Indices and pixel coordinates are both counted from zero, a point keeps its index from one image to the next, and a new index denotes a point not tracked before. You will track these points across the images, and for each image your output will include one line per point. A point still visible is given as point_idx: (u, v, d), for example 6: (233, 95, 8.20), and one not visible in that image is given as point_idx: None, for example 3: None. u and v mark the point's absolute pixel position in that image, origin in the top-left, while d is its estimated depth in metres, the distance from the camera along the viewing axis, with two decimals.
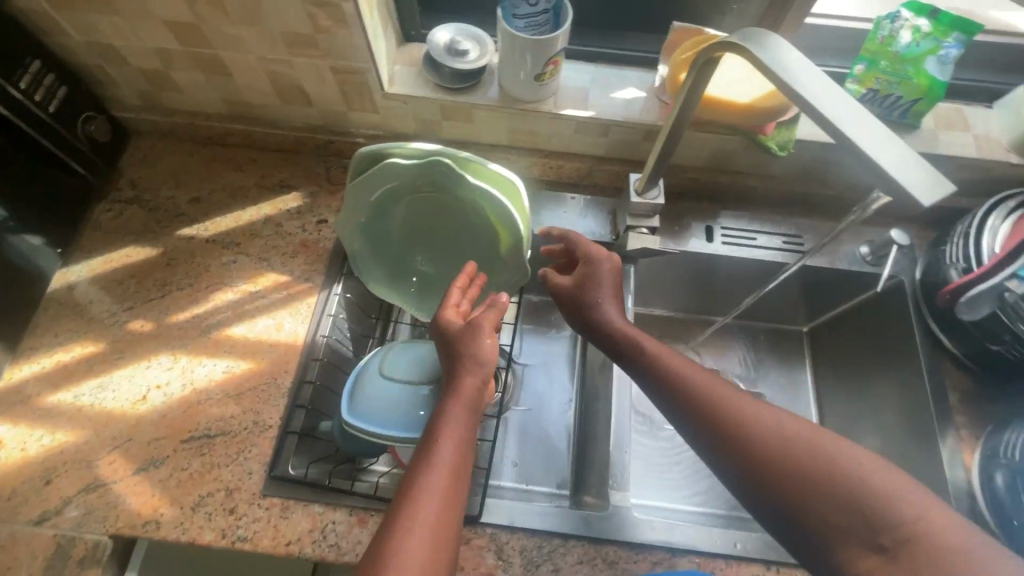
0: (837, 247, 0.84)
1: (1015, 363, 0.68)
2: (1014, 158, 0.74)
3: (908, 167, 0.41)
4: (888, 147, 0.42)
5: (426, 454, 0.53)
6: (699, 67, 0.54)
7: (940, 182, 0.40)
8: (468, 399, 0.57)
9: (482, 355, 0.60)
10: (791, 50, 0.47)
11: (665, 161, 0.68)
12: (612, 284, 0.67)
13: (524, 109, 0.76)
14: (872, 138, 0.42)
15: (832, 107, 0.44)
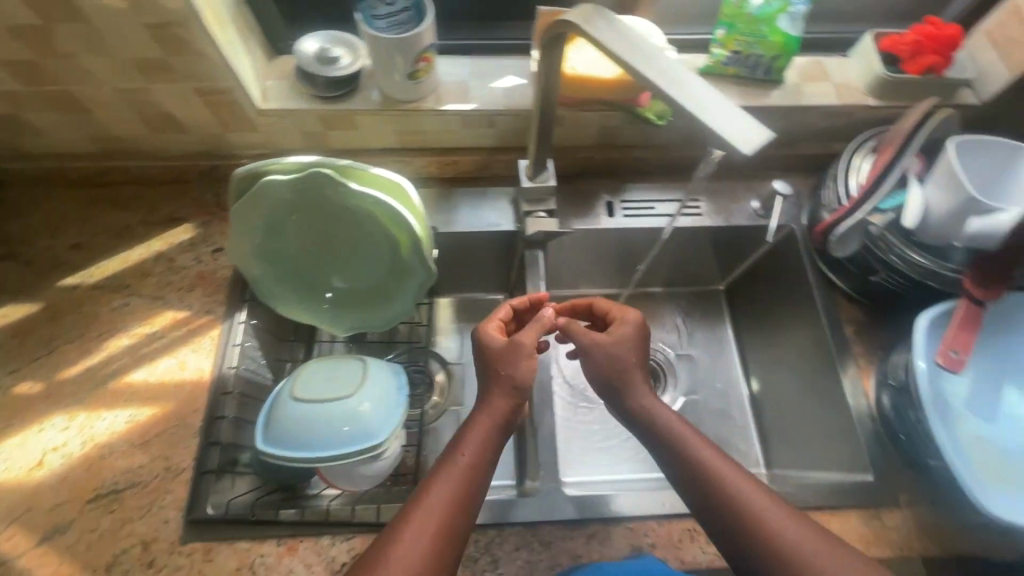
0: (733, 205, 0.88)
1: (897, 293, 0.71)
2: (872, 101, 0.79)
3: (734, 121, 0.43)
4: (716, 108, 0.44)
5: (443, 468, 0.57)
6: (547, 48, 0.55)
7: (762, 129, 0.42)
8: (500, 417, 0.60)
9: (517, 378, 0.62)
10: (623, 28, 0.49)
11: (545, 143, 0.69)
12: (643, 347, 0.66)
13: (405, 109, 0.75)
14: (705, 101, 0.44)
15: (666, 80, 0.46)
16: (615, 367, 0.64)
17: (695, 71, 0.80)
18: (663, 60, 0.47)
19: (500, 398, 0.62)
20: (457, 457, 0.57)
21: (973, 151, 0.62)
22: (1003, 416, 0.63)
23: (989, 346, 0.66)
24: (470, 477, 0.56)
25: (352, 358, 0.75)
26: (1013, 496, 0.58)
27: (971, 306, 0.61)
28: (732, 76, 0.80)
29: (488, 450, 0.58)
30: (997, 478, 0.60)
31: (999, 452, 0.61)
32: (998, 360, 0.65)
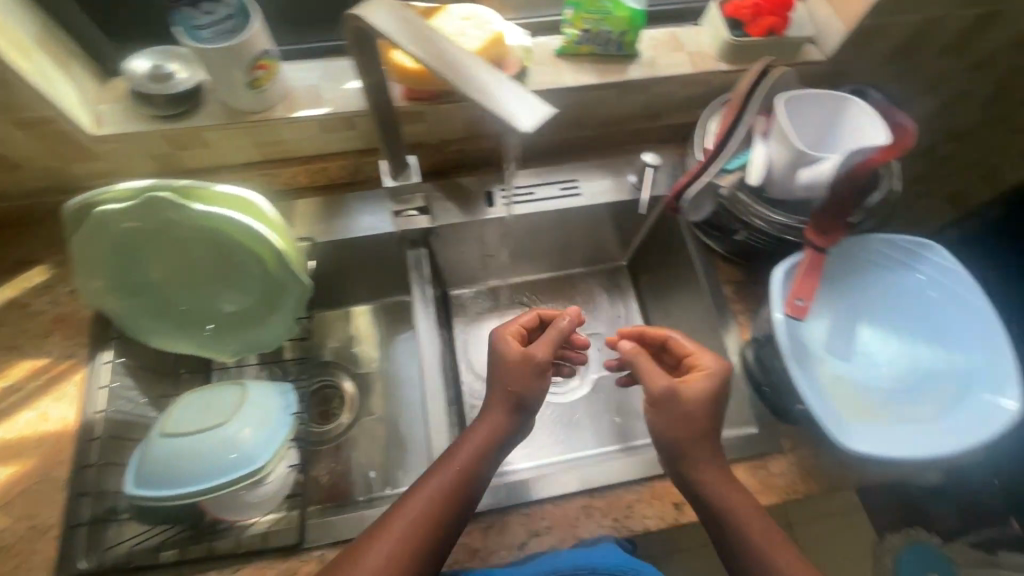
0: (612, 182, 0.88)
1: (761, 250, 0.74)
2: (724, 66, 0.81)
3: (513, 98, 0.44)
4: (500, 89, 0.45)
5: (445, 471, 0.59)
6: (357, 40, 0.53)
7: (543, 106, 0.44)
8: (499, 424, 0.63)
9: (524, 398, 0.63)
10: (413, 23, 0.49)
11: (396, 142, 0.68)
12: (719, 404, 0.62)
13: (254, 121, 0.72)
14: (487, 80, 0.45)
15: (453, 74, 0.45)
16: (682, 428, 0.60)
17: (552, 54, 0.80)
18: (444, 47, 0.47)
19: (504, 410, 0.63)
20: (449, 467, 0.60)
21: (800, 104, 0.64)
22: (851, 356, 0.67)
23: (829, 289, 0.71)
24: (458, 487, 0.59)
25: (232, 385, 0.72)
26: (867, 430, 0.61)
27: (812, 253, 0.64)
28: (588, 54, 0.80)
29: (481, 463, 0.61)
30: (850, 413, 0.63)
31: (850, 389, 0.65)
32: (843, 305, 0.70)
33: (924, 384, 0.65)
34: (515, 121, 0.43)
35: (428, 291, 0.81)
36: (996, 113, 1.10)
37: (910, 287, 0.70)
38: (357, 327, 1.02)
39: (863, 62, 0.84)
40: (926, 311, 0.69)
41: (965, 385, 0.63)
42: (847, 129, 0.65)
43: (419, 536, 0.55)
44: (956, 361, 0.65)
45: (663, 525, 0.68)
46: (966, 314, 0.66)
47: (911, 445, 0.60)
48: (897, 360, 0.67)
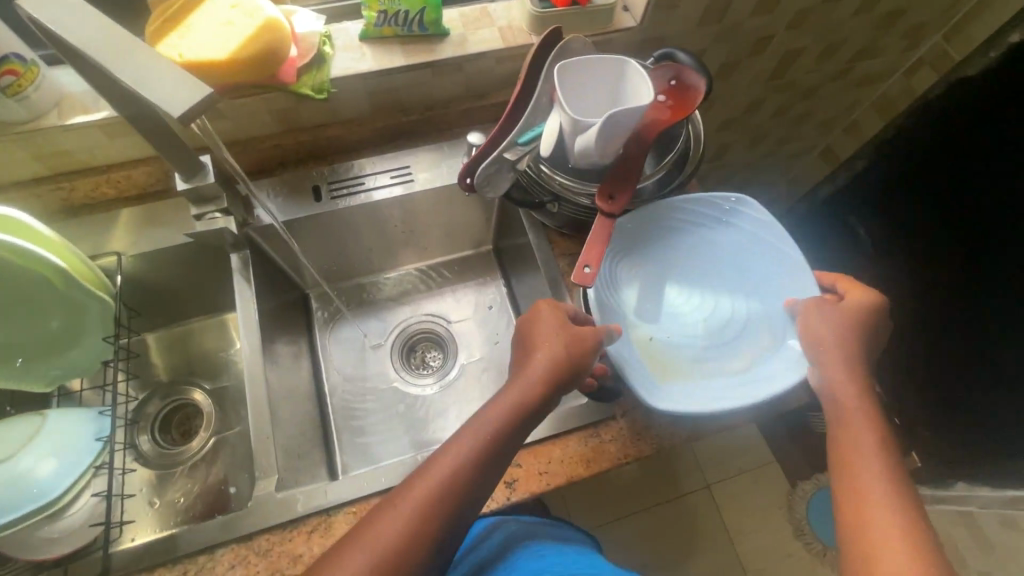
0: (448, 164, 0.87)
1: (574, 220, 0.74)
2: (536, 39, 0.81)
3: (173, 82, 0.41)
4: (169, 72, 0.42)
5: (472, 442, 0.55)
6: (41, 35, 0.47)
7: (202, 86, 0.41)
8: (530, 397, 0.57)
9: (564, 372, 0.59)
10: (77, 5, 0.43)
11: (178, 145, 0.65)
12: (870, 328, 0.62)
13: (21, 131, 0.67)
14: (150, 70, 0.42)
15: (126, 63, 0.42)
16: (836, 341, 0.60)
17: (355, 39, 0.77)
18: (118, 39, 0.42)
19: (539, 380, 0.58)
20: (474, 436, 0.55)
21: (581, 70, 0.64)
22: (672, 317, 0.69)
23: (656, 255, 0.72)
24: (481, 457, 0.54)
25: (32, 413, 0.67)
26: (675, 387, 0.63)
27: (603, 219, 0.64)
28: (393, 36, 0.78)
29: (506, 435, 0.56)
30: (667, 373, 0.65)
31: (670, 349, 0.67)
32: (665, 268, 0.72)
33: (741, 337, 0.67)
34: (166, 105, 0.40)
35: (248, 295, 0.79)
36: (835, 67, 1.14)
37: (730, 242, 0.72)
38: (218, 338, 0.98)
39: (675, 27, 0.86)
40: (744, 265, 0.71)
41: (775, 337, 0.66)
42: (629, 95, 0.65)
43: (432, 503, 0.51)
44: (764, 311, 0.68)
45: (495, 506, 0.67)
46: (780, 264, 0.69)
47: (724, 399, 0.61)
48: (716, 316, 0.69)
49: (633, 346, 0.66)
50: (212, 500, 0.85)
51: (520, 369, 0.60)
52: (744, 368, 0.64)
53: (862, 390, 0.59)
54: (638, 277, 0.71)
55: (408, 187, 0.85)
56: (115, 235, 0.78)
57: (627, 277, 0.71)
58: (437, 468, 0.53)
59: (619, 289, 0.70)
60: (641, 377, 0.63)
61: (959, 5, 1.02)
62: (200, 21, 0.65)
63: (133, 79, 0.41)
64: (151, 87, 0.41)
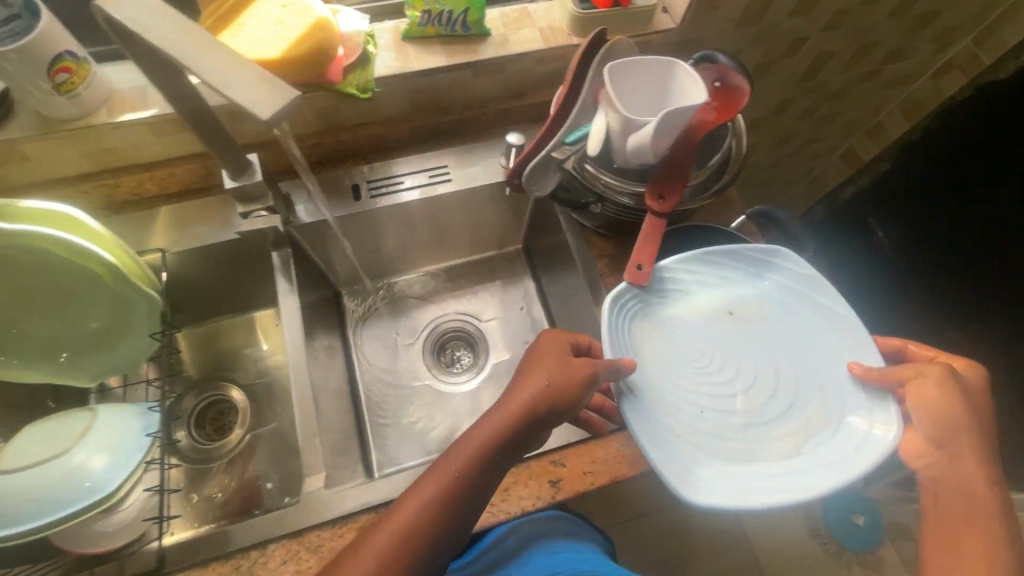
0: (484, 164, 0.87)
1: (616, 220, 0.74)
2: (576, 40, 0.81)
3: (257, 83, 0.42)
4: (253, 75, 0.42)
5: (446, 473, 0.56)
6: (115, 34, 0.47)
7: (286, 89, 0.42)
8: (507, 431, 0.57)
9: (544, 405, 0.57)
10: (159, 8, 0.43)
11: (226, 142, 0.65)
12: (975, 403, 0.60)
13: (72, 128, 0.68)
14: (233, 72, 0.42)
15: (210, 62, 0.42)
16: (962, 422, 0.57)
17: (398, 37, 0.78)
18: (203, 39, 0.43)
19: (518, 413, 0.57)
20: (448, 468, 0.56)
21: (630, 70, 0.64)
22: (712, 386, 0.64)
23: (668, 336, 0.66)
24: (460, 487, 0.55)
25: (84, 410, 0.68)
26: (743, 487, 0.56)
27: (654, 220, 0.64)
28: (436, 36, 0.78)
29: (486, 468, 0.56)
30: (718, 456, 0.59)
31: (717, 426, 0.61)
32: (700, 332, 0.67)
33: (795, 410, 0.62)
34: (253, 106, 0.40)
35: (289, 293, 0.79)
36: (864, 70, 1.14)
37: (772, 303, 0.68)
38: (250, 335, 0.99)
39: (713, 29, 0.86)
40: (788, 327, 0.67)
41: (825, 409, 0.62)
42: (679, 95, 0.65)
43: (409, 532, 0.53)
44: (807, 383, 0.63)
45: (540, 503, 0.68)
46: (829, 328, 0.65)
47: (794, 488, 0.56)
48: (763, 385, 0.64)
49: (677, 426, 0.60)
50: (250, 495, 0.86)
51: (503, 401, 0.59)
52: (804, 447, 0.59)
53: (985, 470, 0.58)
54: (672, 342, 0.65)
55: (445, 187, 0.86)
56: (157, 233, 0.78)
57: (658, 345, 0.65)
58: (414, 498, 0.54)
59: (653, 358, 0.64)
60: (691, 466, 0.57)
61: (992, 8, 1.02)
62: (251, 19, 0.65)
63: (220, 79, 0.42)
64: (238, 88, 0.41)
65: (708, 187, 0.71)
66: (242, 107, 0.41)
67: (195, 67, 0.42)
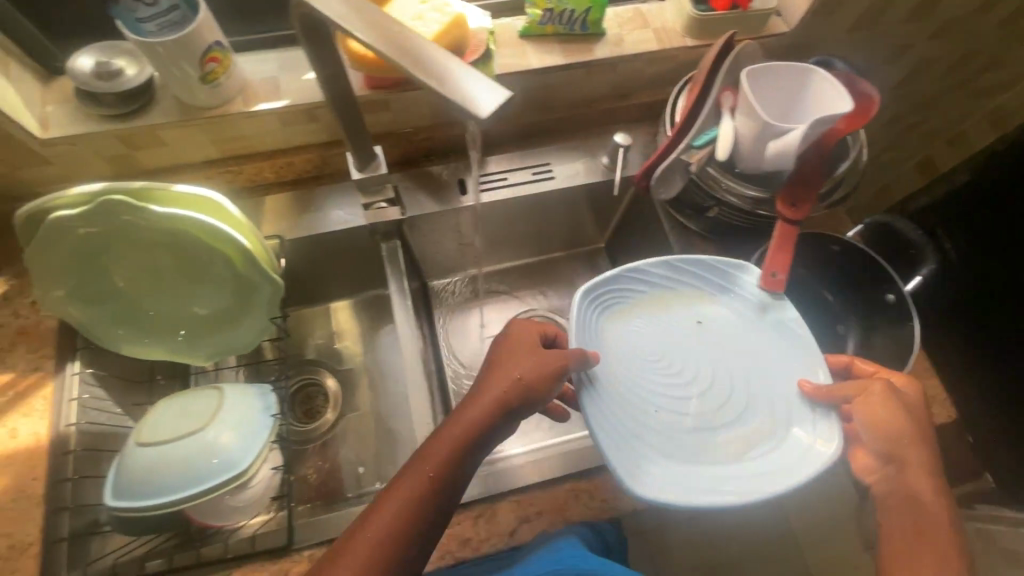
0: (584, 163, 0.88)
1: (731, 225, 0.75)
2: (690, 41, 0.81)
3: (465, 84, 0.41)
4: (459, 75, 0.42)
5: (416, 473, 0.54)
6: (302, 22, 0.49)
7: (496, 91, 0.41)
8: (480, 427, 0.55)
9: (524, 391, 0.56)
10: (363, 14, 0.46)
11: (362, 135, 0.67)
12: (914, 415, 0.59)
13: (211, 116, 0.70)
14: (441, 71, 0.42)
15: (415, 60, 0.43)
16: (905, 436, 0.57)
17: (515, 35, 0.78)
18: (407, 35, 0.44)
19: (491, 409, 0.56)
20: (421, 469, 0.54)
21: (764, 78, 0.65)
22: (670, 385, 0.63)
23: (631, 334, 0.66)
24: (432, 491, 0.53)
25: (210, 389, 0.70)
26: (678, 482, 0.55)
27: (785, 226, 0.64)
28: (553, 34, 0.78)
29: (455, 468, 0.54)
30: (660, 453, 0.58)
31: (666, 426, 0.60)
32: (660, 335, 0.66)
33: (743, 418, 0.61)
34: (472, 104, 0.40)
35: (401, 283, 0.81)
36: (960, 79, 1.11)
37: (734, 312, 0.68)
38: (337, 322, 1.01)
39: (826, 34, 0.85)
40: (746, 338, 0.66)
41: (775, 418, 0.61)
42: (815, 102, 0.65)
43: (384, 542, 0.50)
44: (760, 393, 0.63)
45: (650, 502, 0.69)
46: (786, 341, 0.65)
47: (731, 494, 0.54)
48: (715, 391, 0.64)
49: (627, 421, 0.59)
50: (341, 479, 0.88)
51: (474, 394, 0.58)
52: (745, 456, 0.58)
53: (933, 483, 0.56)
54: (633, 341, 0.65)
55: (547, 185, 0.86)
56: (274, 221, 0.81)
57: (617, 342, 0.65)
58: (385, 508, 0.52)
59: (612, 354, 0.64)
60: (634, 461, 0.56)
61: None
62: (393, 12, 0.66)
63: (436, 78, 0.42)
64: (453, 86, 0.41)
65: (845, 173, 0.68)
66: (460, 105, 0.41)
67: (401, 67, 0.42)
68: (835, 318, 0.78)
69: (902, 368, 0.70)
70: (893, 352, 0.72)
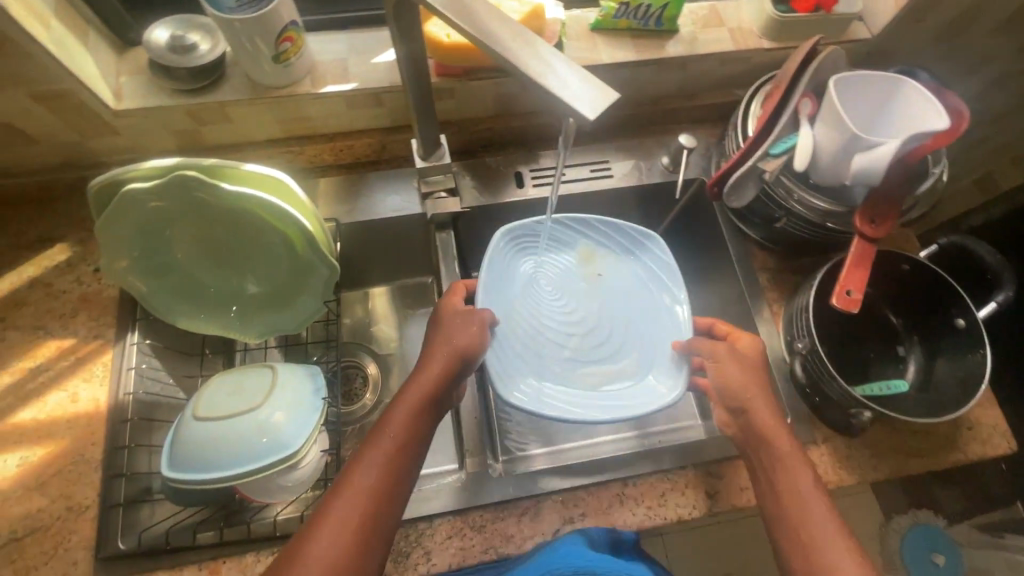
0: (643, 162, 0.86)
1: (798, 236, 0.73)
2: (767, 43, 0.78)
3: (571, 81, 0.41)
4: (566, 70, 0.41)
5: (375, 439, 0.56)
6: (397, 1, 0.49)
7: (605, 91, 0.40)
8: (426, 389, 0.59)
9: (457, 345, 0.62)
10: None
11: (431, 123, 0.66)
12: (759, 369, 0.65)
13: (280, 96, 0.70)
14: (548, 67, 0.41)
15: (518, 52, 0.42)
16: (745, 386, 0.62)
17: (586, 28, 0.77)
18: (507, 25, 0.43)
19: (437, 376, 0.60)
20: (385, 438, 0.56)
21: (850, 88, 0.63)
22: (559, 323, 0.76)
23: (537, 276, 0.77)
24: (400, 452, 0.55)
25: (262, 367, 0.71)
26: (539, 396, 0.68)
27: (863, 244, 0.63)
28: (625, 29, 0.76)
29: (417, 427, 0.58)
30: (536, 374, 0.71)
31: (544, 354, 0.73)
32: (562, 282, 0.78)
33: (609, 358, 0.74)
34: (577, 105, 0.39)
35: (455, 272, 0.80)
36: None
37: (627, 273, 0.79)
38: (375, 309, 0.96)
39: (909, 42, 0.81)
40: (630, 296, 0.78)
41: (640, 362, 0.73)
42: (904, 114, 0.63)
43: (364, 506, 0.51)
44: (632, 339, 0.75)
45: (696, 513, 0.68)
46: (661, 304, 0.76)
47: (586, 411, 0.68)
48: (592, 333, 0.76)
49: (517, 343, 0.71)
50: None
51: (416, 364, 0.62)
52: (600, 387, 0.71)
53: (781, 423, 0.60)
54: (538, 281, 0.77)
55: (605, 183, 0.84)
56: (330, 203, 0.81)
57: (524, 279, 0.76)
58: (364, 474, 0.53)
59: (516, 288, 0.75)
60: (510, 373, 0.68)
61: None
62: None
63: (537, 75, 0.41)
64: (555, 84, 0.40)
65: (935, 185, 0.65)
66: (564, 103, 0.40)
67: (502, 60, 0.42)
68: (893, 340, 0.76)
69: (972, 396, 0.66)
70: (960, 378, 0.69)
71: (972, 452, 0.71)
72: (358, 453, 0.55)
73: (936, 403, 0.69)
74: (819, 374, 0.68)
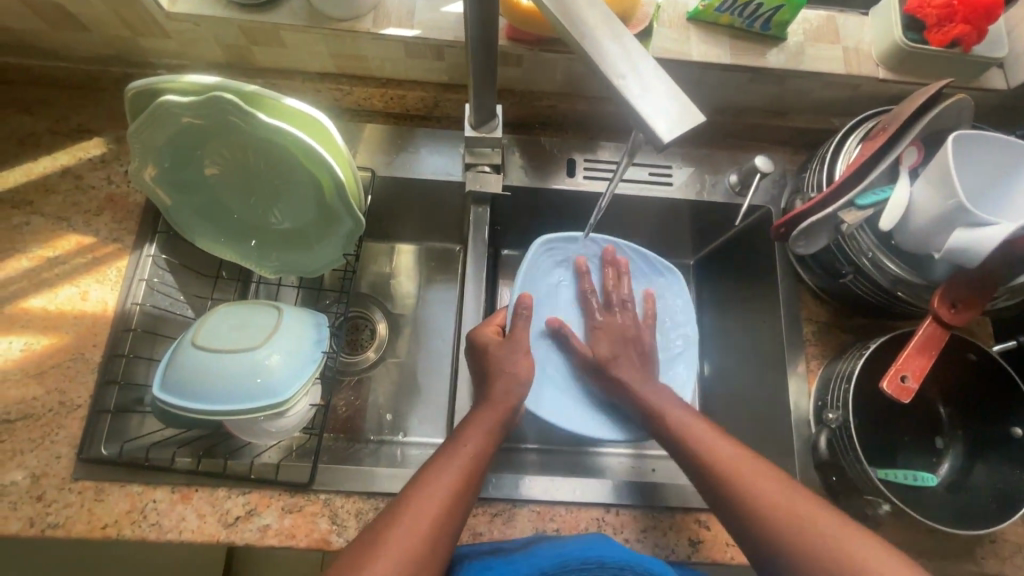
0: (707, 173, 0.78)
1: (862, 297, 0.66)
2: (881, 73, 0.68)
3: (653, 95, 0.36)
4: (652, 83, 0.36)
5: (434, 467, 0.54)
6: None
7: (690, 113, 0.35)
8: (484, 425, 0.58)
9: None
10: None
11: (490, 92, 0.60)
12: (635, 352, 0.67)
13: (338, 29, 0.65)
14: (626, 73, 0.36)
15: (602, 48, 0.37)
16: None
17: (682, 16, 0.68)
18: (597, 15, 0.38)
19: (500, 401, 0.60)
20: (448, 468, 0.54)
21: (976, 152, 0.54)
22: None
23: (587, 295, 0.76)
24: (465, 488, 0.54)
25: (270, 307, 0.69)
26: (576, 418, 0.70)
27: (934, 328, 0.57)
28: (727, 25, 0.68)
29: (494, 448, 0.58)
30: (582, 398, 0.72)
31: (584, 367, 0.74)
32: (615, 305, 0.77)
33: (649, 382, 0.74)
34: (653, 123, 0.35)
35: (482, 250, 0.74)
36: None
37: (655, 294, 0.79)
38: (393, 264, 0.91)
39: None
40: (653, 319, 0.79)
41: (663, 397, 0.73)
42: None
43: (439, 507, 0.51)
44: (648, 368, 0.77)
45: (672, 557, 0.65)
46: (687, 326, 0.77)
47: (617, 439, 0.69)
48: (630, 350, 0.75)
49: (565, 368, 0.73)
50: (365, 420, 0.81)
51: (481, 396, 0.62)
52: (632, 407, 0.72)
53: None
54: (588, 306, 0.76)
55: (661, 189, 0.77)
56: (370, 151, 0.77)
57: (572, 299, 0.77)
58: (441, 475, 0.53)
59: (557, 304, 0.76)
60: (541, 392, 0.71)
61: None
62: None
63: (619, 79, 0.36)
64: (633, 94, 0.36)
65: None
66: (639, 117, 0.35)
67: (583, 55, 0.37)
68: (931, 429, 0.69)
69: (1005, 516, 0.60)
70: (996, 491, 0.62)
71: (988, 567, 0.64)
72: (435, 459, 0.56)
73: (961, 511, 0.63)
74: (841, 449, 0.63)
